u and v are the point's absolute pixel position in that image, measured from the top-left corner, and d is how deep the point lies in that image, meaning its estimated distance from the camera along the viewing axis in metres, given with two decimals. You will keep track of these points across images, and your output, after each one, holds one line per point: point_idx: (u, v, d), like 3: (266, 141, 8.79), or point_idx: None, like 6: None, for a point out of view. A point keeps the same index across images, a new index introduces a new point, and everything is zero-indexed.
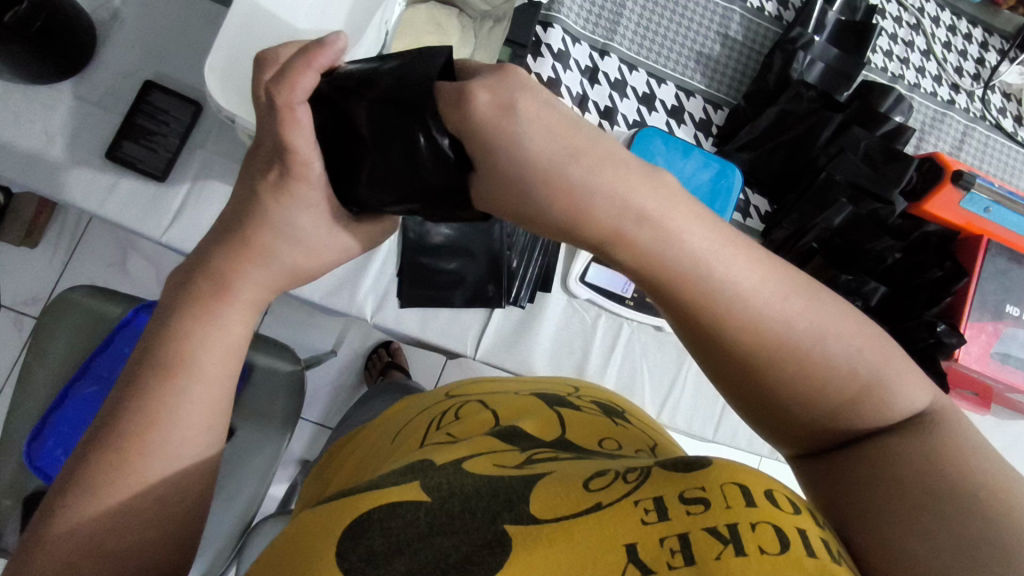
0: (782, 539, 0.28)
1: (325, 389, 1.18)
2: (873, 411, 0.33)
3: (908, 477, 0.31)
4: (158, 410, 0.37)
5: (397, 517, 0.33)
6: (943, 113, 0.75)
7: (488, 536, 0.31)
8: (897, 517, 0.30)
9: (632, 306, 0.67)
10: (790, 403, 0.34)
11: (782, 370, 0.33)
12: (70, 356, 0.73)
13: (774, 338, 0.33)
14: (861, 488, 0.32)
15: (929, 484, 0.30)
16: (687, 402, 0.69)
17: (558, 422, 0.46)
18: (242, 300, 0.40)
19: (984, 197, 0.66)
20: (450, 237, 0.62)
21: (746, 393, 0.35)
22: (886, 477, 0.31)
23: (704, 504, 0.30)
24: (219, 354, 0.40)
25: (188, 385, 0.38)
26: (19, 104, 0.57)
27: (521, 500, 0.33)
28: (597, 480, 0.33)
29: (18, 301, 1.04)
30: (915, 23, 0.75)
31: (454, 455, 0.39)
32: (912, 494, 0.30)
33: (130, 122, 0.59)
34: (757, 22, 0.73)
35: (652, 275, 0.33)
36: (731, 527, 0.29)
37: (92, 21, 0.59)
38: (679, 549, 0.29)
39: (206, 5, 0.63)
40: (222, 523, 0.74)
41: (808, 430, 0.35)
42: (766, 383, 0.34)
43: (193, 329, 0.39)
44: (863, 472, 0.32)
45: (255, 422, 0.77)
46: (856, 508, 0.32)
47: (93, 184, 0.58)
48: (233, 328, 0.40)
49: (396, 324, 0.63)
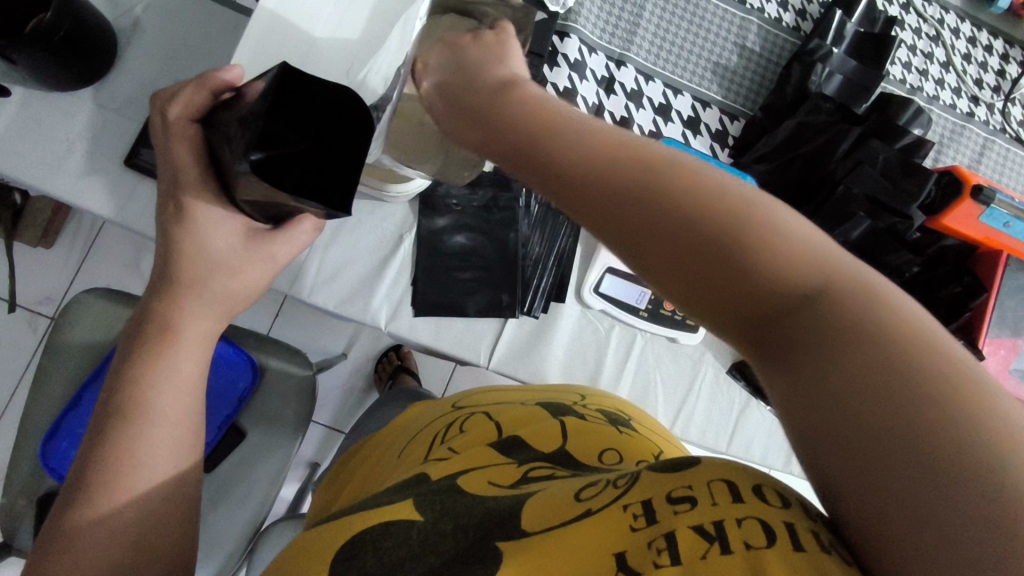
0: (770, 531, 0.26)
1: (336, 392, 1.18)
2: (795, 263, 0.27)
3: (843, 336, 0.25)
4: (126, 446, 0.40)
5: (390, 536, 0.34)
6: (962, 124, 0.74)
7: (476, 551, 0.32)
8: (877, 449, 0.23)
9: (645, 317, 0.66)
10: (716, 275, 0.28)
11: (694, 230, 0.29)
12: (85, 359, 0.73)
13: (678, 182, 0.30)
14: (806, 382, 0.26)
15: (885, 360, 0.24)
16: (700, 414, 0.68)
17: (562, 432, 0.46)
18: (186, 340, 0.43)
19: (1003, 212, 0.65)
20: (467, 244, 0.64)
21: (662, 275, 0.30)
22: (857, 363, 0.24)
23: (690, 502, 0.29)
24: (172, 393, 0.43)
25: (148, 426, 0.41)
26: (40, 111, 0.58)
27: (512, 517, 0.34)
28: (589, 490, 0.34)
29: (34, 302, 1.06)
30: (935, 34, 0.74)
31: (449, 470, 0.40)
32: (877, 396, 0.23)
33: (149, 129, 0.60)
34: (774, 32, 0.72)
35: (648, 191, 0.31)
36: (716, 523, 0.27)
37: (113, 30, 0.59)
38: (666, 547, 0.28)
39: (225, 13, 0.64)
40: (233, 527, 0.74)
41: (738, 304, 0.28)
42: (681, 249, 0.29)
43: (165, 368, 0.42)
44: (805, 346, 0.26)
45: (267, 427, 0.77)
46: (819, 428, 0.25)
47: (112, 191, 0.59)
48: (184, 369, 0.43)
49: (410, 333, 0.62)
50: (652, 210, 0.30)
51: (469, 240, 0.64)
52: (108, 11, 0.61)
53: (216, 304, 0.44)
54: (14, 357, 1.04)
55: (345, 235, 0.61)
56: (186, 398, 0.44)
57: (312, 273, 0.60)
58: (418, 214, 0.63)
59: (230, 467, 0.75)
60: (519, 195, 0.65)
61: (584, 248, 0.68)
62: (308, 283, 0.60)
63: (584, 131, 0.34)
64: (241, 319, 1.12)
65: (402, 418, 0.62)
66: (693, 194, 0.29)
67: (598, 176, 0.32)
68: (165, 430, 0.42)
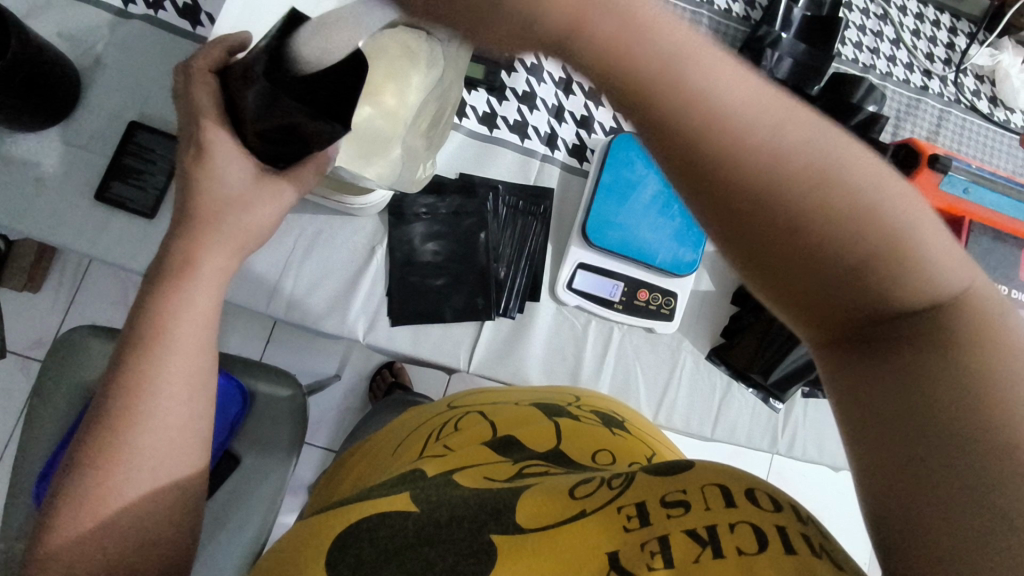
0: (761, 537, 0.28)
1: (331, 413, 1.18)
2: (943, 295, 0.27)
3: (959, 374, 0.25)
4: (144, 378, 0.40)
5: (386, 526, 0.34)
6: (917, 99, 0.76)
7: (470, 543, 0.33)
8: (930, 484, 0.24)
9: (621, 310, 0.67)
10: (868, 298, 0.27)
11: (849, 277, 0.27)
12: (72, 393, 0.74)
13: (847, 211, 0.26)
14: (912, 400, 0.26)
15: (999, 432, 0.24)
16: (684, 402, 0.69)
17: (556, 433, 0.47)
18: (206, 272, 0.44)
19: (961, 178, 0.67)
20: (438, 253, 0.65)
21: (776, 282, 0.28)
22: (958, 424, 0.25)
23: (684, 506, 0.31)
24: (189, 327, 0.42)
25: (165, 355, 0.41)
26: (10, 153, 0.59)
27: (508, 509, 0.34)
28: (584, 488, 0.35)
29: (24, 346, 1.06)
30: (882, 13, 0.76)
31: (445, 467, 0.41)
32: (956, 445, 0.24)
33: (119, 162, 0.61)
34: (725, 23, 0.74)
35: (859, 226, 0.26)
36: (709, 528, 0.29)
37: (76, 69, 0.61)
38: (659, 551, 0.29)
39: (186, 45, 0.65)
40: (228, 557, 0.73)
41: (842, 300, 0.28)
42: (850, 284, 0.27)
43: (182, 303, 0.42)
44: (907, 362, 0.27)
45: (260, 451, 0.77)
46: (893, 454, 0.26)
47: (85, 226, 0.60)
48: (198, 302, 0.43)
49: (389, 343, 0.63)
50: (824, 254, 0.27)
51: (441, 247, 0.65)
52: (71, 52, 0.63)
53: (232, 239, 0.45)
54: (7, 403, 1.05)
55: (318, 250, 0.63)
56: (198, 331, 0.43)
57: (289, 290, 0.61)
58: (388, 225, 0.64)
59: (224, 494, 0.75)
60: (487, 199, 0.66)
61: (555, 246, 0.69)
62: (286, 301, 0.61)
63: (803, 149, 0.26)
64: (231, 347, 1.13)
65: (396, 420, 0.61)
66: (878, 250, 0.26)
67: (793, 202, 0.26)
68: (177, 409, 0.41)
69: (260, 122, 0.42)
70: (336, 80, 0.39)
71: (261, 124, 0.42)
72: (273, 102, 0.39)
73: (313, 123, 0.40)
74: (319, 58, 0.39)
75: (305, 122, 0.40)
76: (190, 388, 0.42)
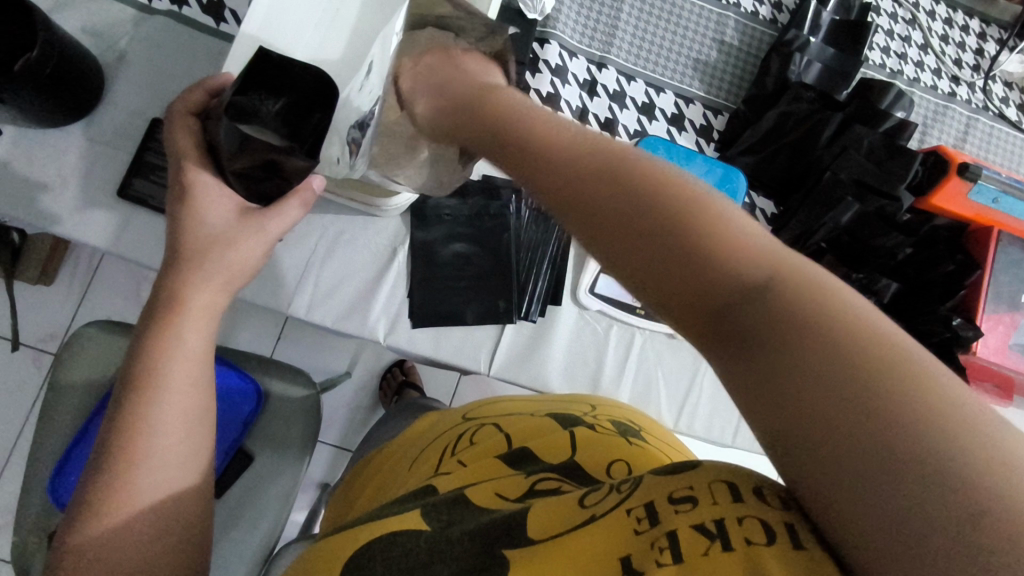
0: (771, 532, 0.26)
1: (342, 411, 1.18)
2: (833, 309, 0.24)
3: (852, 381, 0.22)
4: (141, 416, 0.40)
5: (397, 545, 0.34)
6: (945, 105, 0.75)
7: (483, 559, 0.32)
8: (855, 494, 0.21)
9: (643, 314, 0.67)
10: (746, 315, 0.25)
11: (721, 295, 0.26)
12: (87, 390, 0.73)
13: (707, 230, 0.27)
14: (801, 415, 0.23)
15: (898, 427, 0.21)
16: (704, 408, 0.68)
17: (570, 443, 0.46)
18: (194, 308, 0.43)
19: (991, 187, 0.66)
20: (462, 254, 0.64)
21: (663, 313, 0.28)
22: (856, 430, 0.21)
23: (692, 502, 0.28)
24: (183, 363, 0.42)
25: (160, 395, 0.40)
26: (33, 149, 0.59)
27: (520, 523, 0.33)
28: (593, 497, 0.33)
29: (37, 339, 1.06)
30: (911, 18, 0.75)
31: (458, 482, 0.41)
32: (864, 449, 0.21)
33: (141, 159, 0.61)
34: (751, 26, 0.73)
35: (722, 243, 0.27)
36: (717, 523, 0.27)
37: (99, 65, 0.60)
38: (668, 545, 0.27)
39: (210, 42, 0.64)
40: (243, 555, 0.73)
41: (690, 314, 0.27)
42: (720, 299, 0.26)
43: (174, 343, 0.42)
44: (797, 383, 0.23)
45: (274, 450, 0.77)
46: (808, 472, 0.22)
47: (106, 223, 0.60)
48: (190, 340, 0.42)
49: (409, 344, 0.63)
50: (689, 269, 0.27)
51: (464, 249, 0.65)
52: (94, 47, 0.62)
53: (217, 275, 0.44)
54: (19, 396, 1.04)
55: (339, 252, 0.62)
56: (190, 366, 0.42)
57: (309, 291, 0.61)
58: (410, 227, 0.64)
59: (240, 492, 0.75)
60: (509, 202, 0.66)
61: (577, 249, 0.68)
62: (306, 301, 0.61)
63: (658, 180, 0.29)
64: (243, 343, 1.12)
65: (411, 429, 0.60)
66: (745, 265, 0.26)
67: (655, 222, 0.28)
68: (175, 447, 0.40)
69: (236, 162, 0.42)
70: (307, 117, 0.44)
71: (236, 164, 0.42)
72: (243, 143, 0.40)
73: (290, 159, 0.41)
74: (293, 96, 0.44)
75: (281, 158, 0.41)
76: (188, 426, 0.41)
